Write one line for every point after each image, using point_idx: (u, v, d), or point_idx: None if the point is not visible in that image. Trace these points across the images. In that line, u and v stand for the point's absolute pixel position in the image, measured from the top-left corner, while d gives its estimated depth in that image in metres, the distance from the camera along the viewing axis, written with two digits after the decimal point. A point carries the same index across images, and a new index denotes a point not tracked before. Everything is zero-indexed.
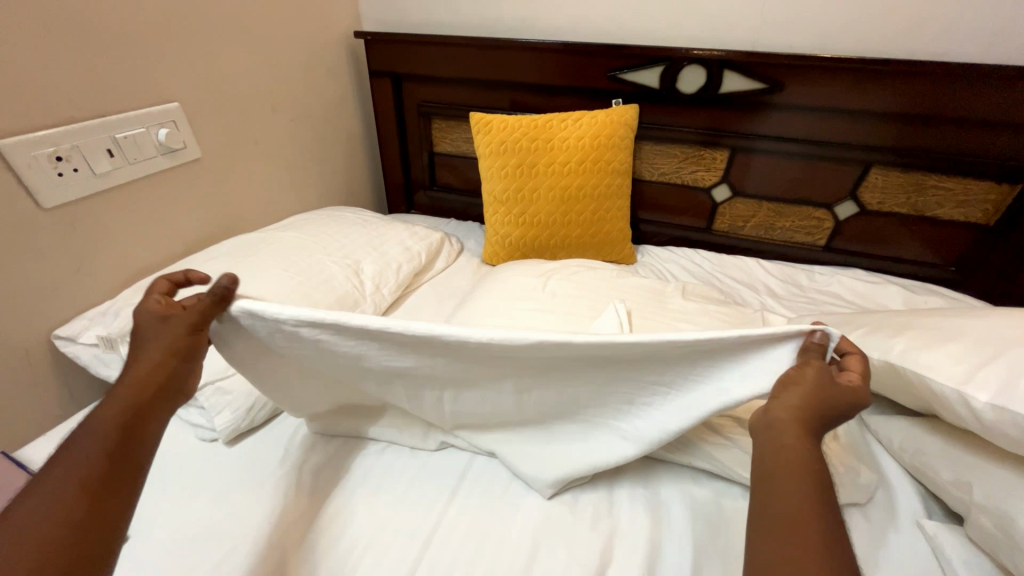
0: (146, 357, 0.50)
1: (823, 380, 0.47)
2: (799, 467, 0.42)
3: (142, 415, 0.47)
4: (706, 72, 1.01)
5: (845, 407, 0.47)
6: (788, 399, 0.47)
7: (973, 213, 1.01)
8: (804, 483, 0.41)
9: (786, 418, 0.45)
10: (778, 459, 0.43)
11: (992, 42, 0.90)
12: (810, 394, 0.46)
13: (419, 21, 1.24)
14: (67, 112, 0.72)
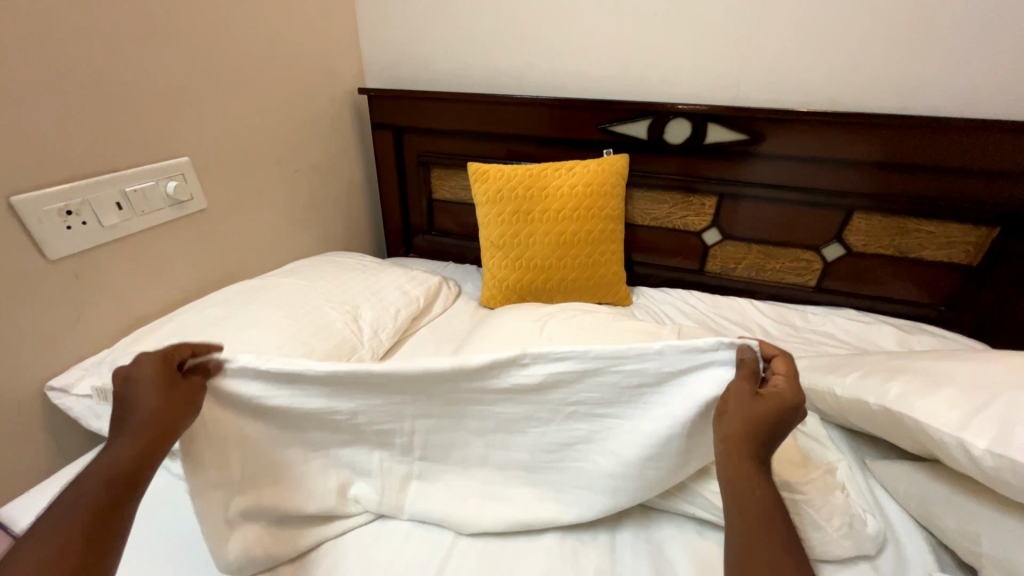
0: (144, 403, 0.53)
1: (753, 403, 0.52)
2: (753, 503, 0.47)
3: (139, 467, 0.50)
4: (690, 125, 1.07)
5: (780, 423, 0.51)
6: (725, 430, 0.52)
7: (956, 254, 1.04)
8: (762, 513, 0.46)
9: (731, 452, 0.50)
10: (739, 497, 0.48)
11: (953, 98, 0.97)
12: (746, 420, 0.51)
13: (420, 79, 1.32)
14: (80, 170, 0.75)
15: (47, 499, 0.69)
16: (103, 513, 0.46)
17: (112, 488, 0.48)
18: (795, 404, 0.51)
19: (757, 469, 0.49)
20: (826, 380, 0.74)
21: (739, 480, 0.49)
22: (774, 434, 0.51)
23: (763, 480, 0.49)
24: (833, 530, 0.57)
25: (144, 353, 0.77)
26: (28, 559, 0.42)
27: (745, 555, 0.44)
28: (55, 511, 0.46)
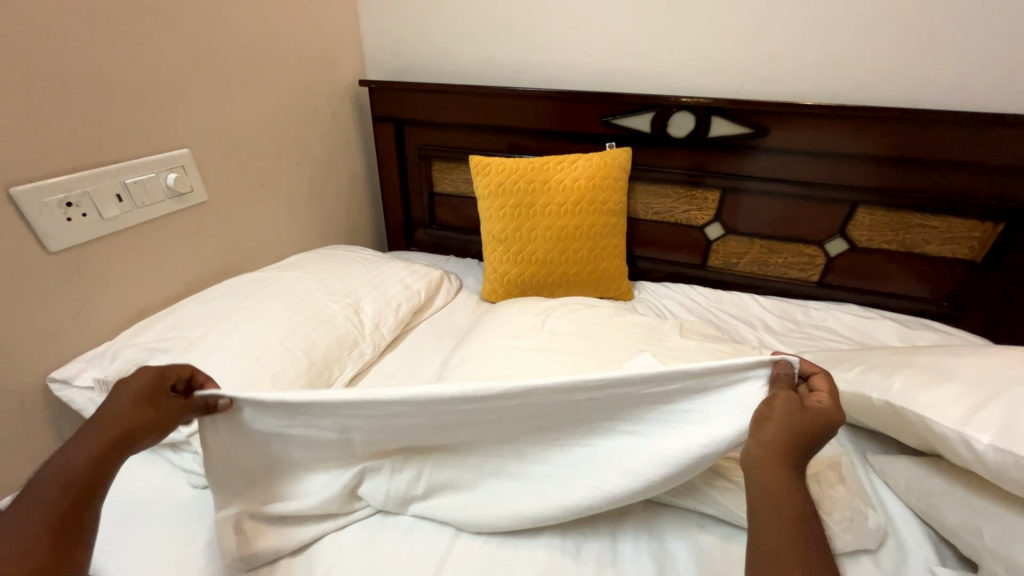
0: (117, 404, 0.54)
1: (796, 412, 0.50)
2: (783, 501, 0.45)
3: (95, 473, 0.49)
4: (694, 118, 1.06)
5: (818, 439, 0.50)
6: (761, 433, 0.50)
7: (960, 250, 1.03)
8: (792, 511, 0.44)
9: (770, 456, 0.48)
10: (768, 496, 0.45)
11: (959, 92, 0.96)
12: (789, 428, 0.49)
13: (421, 70, 1.31)
14: (79, 161, 0.74)
15: None
16: (63, 517, 0.45)
17: (70, 491, 0.47)
18: (836, 421, 0.50)
19: (795, 476, 0.46)
20: (828, 375, 0.74)
21: (771, 479, 0.46)
22: (812, 447, 0.49)
23: (795, 483, 0.46)
24: (833, 525, 0.57)
25: (145, 345, 0.77)
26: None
27: (771, 552, 0.41)
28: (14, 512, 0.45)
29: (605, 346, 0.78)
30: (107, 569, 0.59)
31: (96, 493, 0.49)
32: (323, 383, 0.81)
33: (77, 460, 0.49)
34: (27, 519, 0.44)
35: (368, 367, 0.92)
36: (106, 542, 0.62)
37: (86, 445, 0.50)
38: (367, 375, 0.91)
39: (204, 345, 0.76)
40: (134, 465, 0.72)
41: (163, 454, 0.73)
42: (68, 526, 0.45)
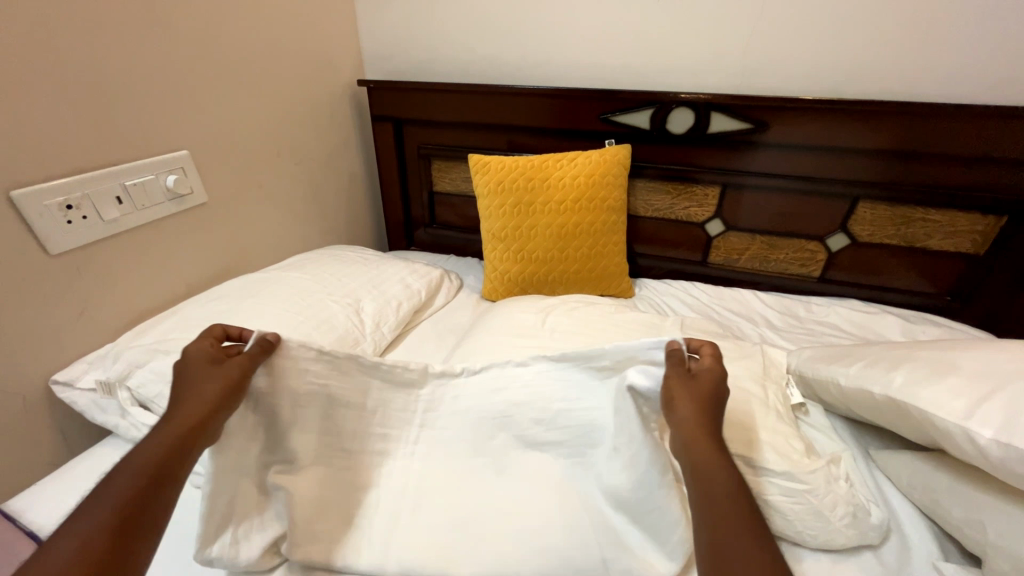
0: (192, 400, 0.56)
1: (693, 388, 0.57)
2: (721, 490, 0.49)
3: (182, 450, 0.52)
4: (693, 114, 1.05)
5: (719, 398, 0.58)
6: (683, 419, 0.55)
7: (963, 244, 1.03)
8: (733, 496, 0.49)
9: (693, 435, 0.53)
10: (707, 486, 0.50)
11: (960, 85, 0.95)
12: (694, 404, 0.56)
13: (419, 69, 1.31)
14: (77, 163, 0.75)
15: (52, 492, 0.69)
16: (150, 489, 0.48)
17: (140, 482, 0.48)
18: (721, 379, 0.59)
19: (716, 451, 0.52)
20: (829, 371, 0.74)
21: (711, 469, 0.51)
22: (718, 408, 0.57)
23: (729, 468, 0.51)
24: (835, 520, 0.57)
25: (146, 346, 0.76)
26: (58, 554, 0.42)
27: (718, 536, 0.46)
28: (87, 506, 0.46)
29: (605, 344, 0.78)
30: None
31: (166, 487, 0.49)
32: None
33: (168, 436, 0.52)
34: (120, 488, 0.47)
35: None
36: None
37: (178, 422, 0.54)
38: None
39: None
40: None
41: None
42: (154, 499, 0.48)
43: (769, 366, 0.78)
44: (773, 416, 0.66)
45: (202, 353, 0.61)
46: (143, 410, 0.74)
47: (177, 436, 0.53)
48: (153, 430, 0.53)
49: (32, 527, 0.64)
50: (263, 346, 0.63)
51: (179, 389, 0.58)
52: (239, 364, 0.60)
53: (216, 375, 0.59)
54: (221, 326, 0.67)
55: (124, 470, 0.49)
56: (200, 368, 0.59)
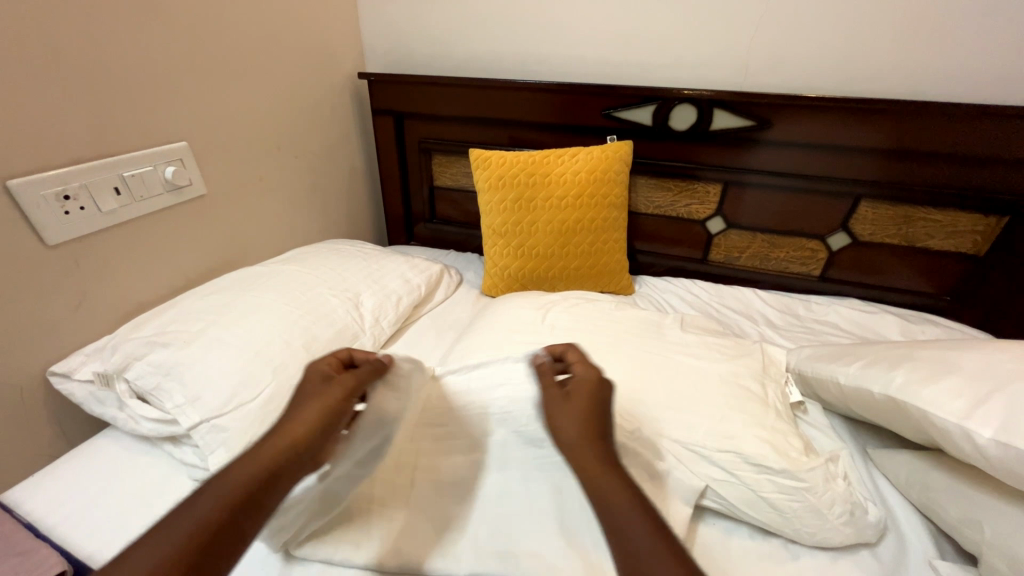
0: (309, 413, 0.56)
1: (570, 403, 0.56)
2: (615, 501, 0.46)
3: (287, 463, 0.51)
4: (696, 111, 1.05)
5: (599, 400, 0.57)
6: (566, 440, 0.53)
7: (963, 244, 1.03)
8: (631, 504, 0.45)
9: (574, 445, 0.52)
10: (603, 502, 0.46)
11: (964, 85, 0.95)
12: (572, 415, 0.55)
13: (421, 63, 1.30)
14: (75, 153, 0.74)
15: (49, 484, 0.69)
16: (247, 501, 0.46)
17: (239, 490, 0.46)
18: (596, 380, 0.59)
19: (602, 459, 0.50)
20: (829, 369, 0.74)
21: (601, 481, 0.48)
22: (599, 409, 0.56)
23: (618, 476, 0.48)
24: (834, 518, 0.57)
25: (145, 338, 0.76)
26: (146, 554, 0.40)
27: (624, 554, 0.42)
28: (188, 505, 0.45)
29: (605, 341, 0.78)
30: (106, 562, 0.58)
31: (264, 501, 0.47)
32: None
33: (276, 448, 0.51)
34: (216, 493, 0.45)
35: None
36: (106, 536, 0.62)
37: (287, 435, 0.53)
38: None
39: (206, 338, 0.76)
40: (136, 458, 0.73)
41: (164, 449, 0.73)
42: (247, 513, 0.46)
43: (768, 364, 0.78)
44: (772, 414, 0.66)
45: (321, 370, 0.63)
46: (141, 402, 0.73)
47: (283, 448, 0.51)
48: (263, 438, 0.53)
49: (31, 518, 0.64)
50: (373, 369, 0.64)
51: (298, 399, 0.59)
52: (345, 387, 0.60)
53: (330, 393, 0.59)
54: (345, 350, 0.68)
55: (222, 475, 0.47)
56: (314, 386, 0.60)
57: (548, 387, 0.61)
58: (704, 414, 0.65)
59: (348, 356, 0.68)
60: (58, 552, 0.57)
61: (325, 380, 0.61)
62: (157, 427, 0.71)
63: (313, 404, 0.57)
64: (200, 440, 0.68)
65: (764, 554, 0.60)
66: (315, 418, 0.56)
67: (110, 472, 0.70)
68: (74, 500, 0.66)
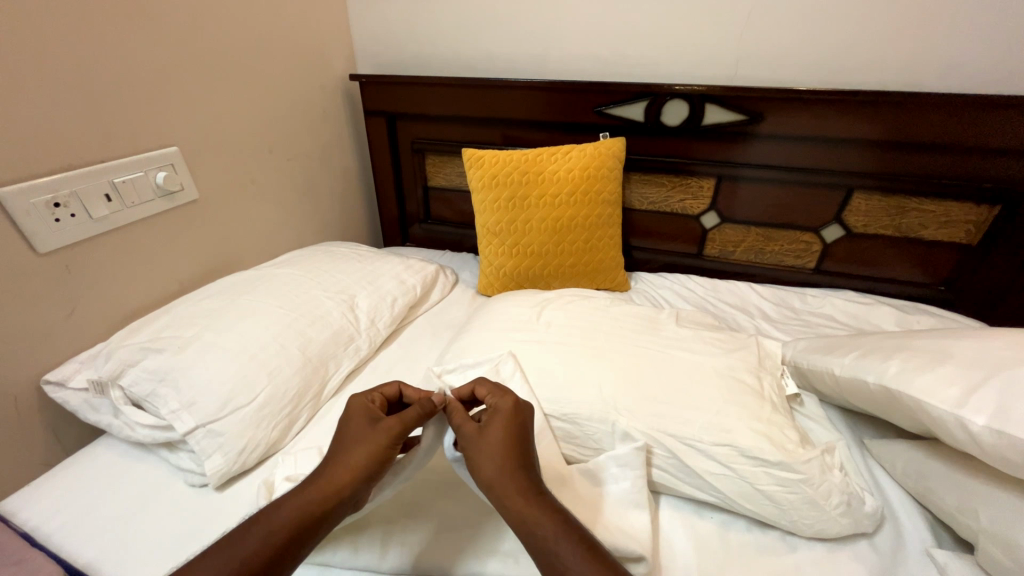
0: (353, 456, 0.55)
1: (484, 441, 0.56)
2: (544, 536, 0.48)
3: (324, 514, 0.51)
4: (688, 106, 1.05)
5: (519, 435, 0.57)
6: (487, 479, 0.53)
7: (957, 233, 1.03)
8: (557, 534, 0.48)
9: (503, 485, 0.52)
10: (535, 538, 0.48)
11: (954, 75, 0.95)
12: (496, 453, 0.54)
13: (412, 63, 1.30)
14: (64, 160, 0.73)
15: (45, 492, 0.68)
16: (277, 554, 0.47)
17: (273, 540, 0.48)
18: (510, 412, 0.59)
19: (533, 500, 0.51)
20: (824, 361, 0.74)
21: (527, 516, 0.50)
22: (522, 444, 0.56)
23: (543, 506, 0.50)
24: (831, 509, 0.57)
25: (139, 345, 0.75)
26: None
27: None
28: (223, 546, 0.47)
29: (602, 338, 0.78)
30: (103, 569, 0.58)
31: (296, 551, 0.48)
32: (319, 380, 0.82)
33: (313, 495, 0.52)
34: (248, 542, 0.47)
35: (364, 362, 0.93)
36: (103, 543, 0.61)
37: (331, 478, 0.53)
38: (363, 371, 0.91)
39: (200, 343, 0.76)
40: (133, 465, 0.72)
41: (160, 454, 0.73)
42: (278, 565, 0.47)
43: (764, 357, 0.78)
44: (768, 407, 0.66)
45: (368, 408, 0.61)
46: (136, 408, 0.73)
47: (321, 495, 0.52)
48: (303, 482, 0.53)
49: (27, 527, 0.64)
50: (423, 411, 0.60)
51: (343, 436, 0.58)
52: (389, 432, 0.57)
53: (372, 436, 0.57)
54: (397, 384, 0.66)
55: (255, 523, 0.49)
56: (360, 424, 0.59)
57: (458, 425, 0.59)
58: (700, 407, 0.65)
59: (397, 392, 0.66)
60: (54, 560, 0.57)
61: (372, 420, 0.59)
62: (152, 433, 0.71)
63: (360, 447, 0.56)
64: (196, 445, 0.68)
65: (761, 547, 0.60)
66: (359, 464, 0.55)
67: (106, 480, 0.70)
68: (70, 508, 0.66)
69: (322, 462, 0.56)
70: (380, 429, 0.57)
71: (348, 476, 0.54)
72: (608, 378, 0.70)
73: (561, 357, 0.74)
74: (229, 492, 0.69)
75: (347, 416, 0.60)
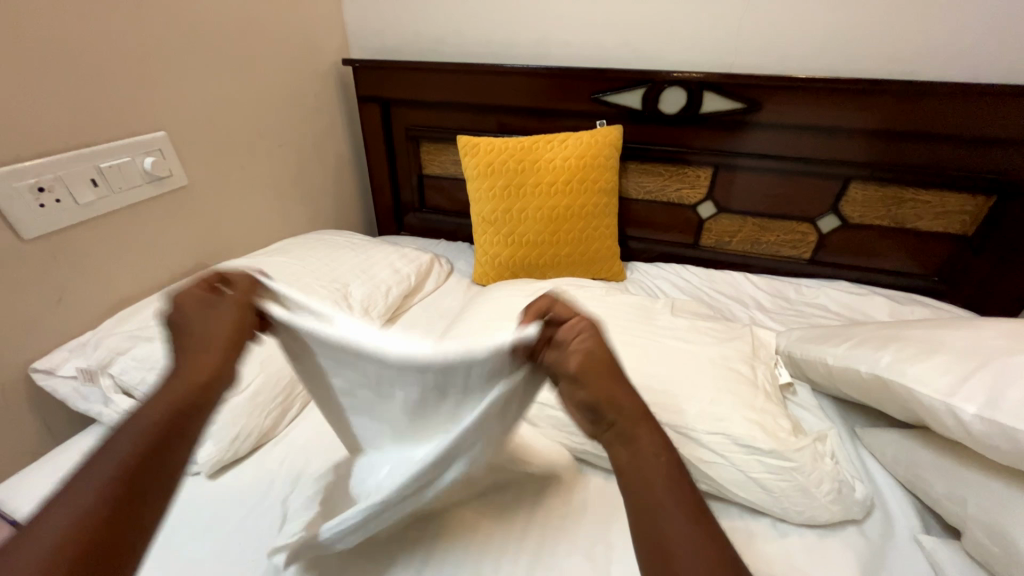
0: (201, 357, 0.47)
1: (591, 363, 0.48)
2: (650, 459, 0.44)
3: (179, 414, 0.43)
4: (686, 93, 1.03)
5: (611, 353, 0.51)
6: (601, 398, 0.47)
7: (951, 224, 1.03)
8: (668, 475, 0.43)
9: (624, 400, 0.48)
10: (638, 454, 0.45)
11: (950, 65, 0.95)
12: (604, 380, 0.48)
13: (406, 49, 1.27)
14: (45, 143, 0.71)
15: (34, 482, 0.68)
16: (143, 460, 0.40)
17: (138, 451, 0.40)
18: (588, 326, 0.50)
19: (647, 423, 0.47)
20: (817, 351, 0.74)
21: (649, 449, 0.45)
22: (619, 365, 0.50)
23: (653, 427, 0.47)
24: (822, 495, 0.58)
25: (129, 333, 0.75)
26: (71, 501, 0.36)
27: (651, 511, 0.41)
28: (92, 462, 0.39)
29: None
30: None
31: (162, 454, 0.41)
32: None
33: (157, 407, 0.43)
34: (108, 468, 0.39)
35: None
36: None
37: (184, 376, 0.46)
38: None
39: None
40: None
41: None
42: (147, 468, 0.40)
43: (758, 347, 0.78)
44: (762, 396, 0.66)
45: (249, 292, 0.52)
46: (127, 397, 0.72)
47: (165, 414, 0.43)
48: (146, 399, 0.44)
49: (16, 515, 0.63)
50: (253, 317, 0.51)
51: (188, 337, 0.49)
52: (236, 337, 0.49)
53: (220, 334, 0.49)
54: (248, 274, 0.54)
55: (113, 448, 0.40)
56: (223, 319, 0.50)
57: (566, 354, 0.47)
58: (694, 396, 0.65)
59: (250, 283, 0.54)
60: None
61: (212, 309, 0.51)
62: None
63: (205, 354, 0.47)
64: None
65: (750, 533, 0.60)
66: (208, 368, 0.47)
67: None
68: None
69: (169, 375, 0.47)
70: (236, 326, 0.50)
71: (200, 385, 0.46)
72: None
73: None
74: (221, 480, 0.69)
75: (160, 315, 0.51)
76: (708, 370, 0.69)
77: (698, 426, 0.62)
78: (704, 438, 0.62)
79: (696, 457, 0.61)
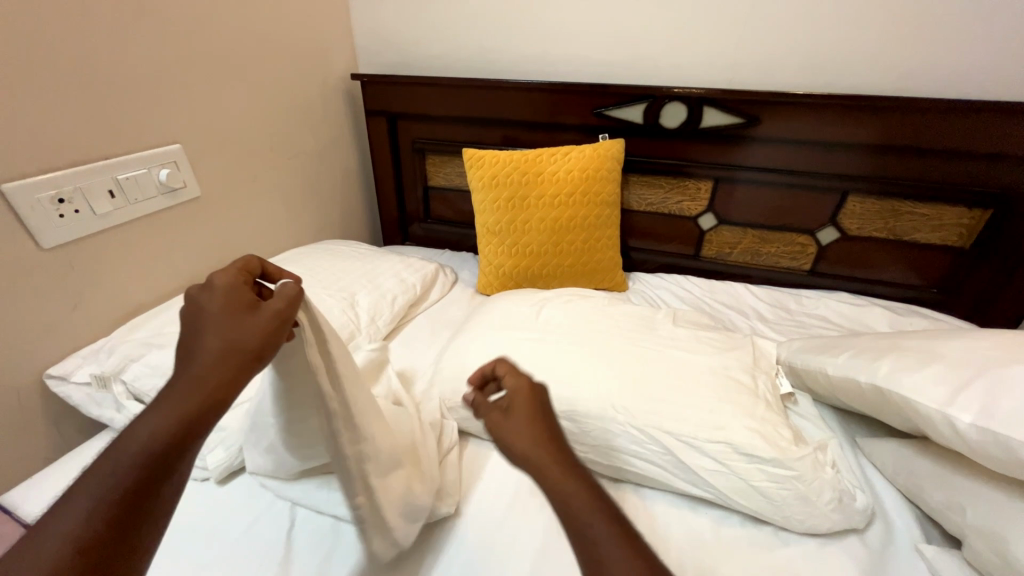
0: (212, 346, 0.47)
1: (508, 418, 0.52)
2: (577, 509, 0.41)
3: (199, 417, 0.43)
4: (685, 108, 1.06)
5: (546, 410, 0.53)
6: (518, 449, 0.49)
7: (949, 236, 1.04)
8: (599, 514, 0.41)
9: (536, 454, 0.47)
10: (566, 506, 0.42)
11: (943, 82, 0.97)
12: (521, 432, 0.50)
13: (413, 64, 1.31)
14: (66, 156, 0.74)
15: (47, 486, 0.69)
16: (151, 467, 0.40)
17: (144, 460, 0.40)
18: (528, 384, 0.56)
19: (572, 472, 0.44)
20: (817, 361, 0.75)
21: (574, 496, 0.42)
22: (548, 416, 0.52)
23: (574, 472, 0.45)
24: (821, 504, 0.59)
25: (142, 341, 0.77)
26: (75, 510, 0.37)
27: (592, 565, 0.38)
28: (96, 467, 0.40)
29: (600, 338, 0.79)
30: None
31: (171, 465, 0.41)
32: None
33: (173, 412, 0.42)
34: (108, 478, 0.39)
35: None
36: None
37: (203, 374, 0.45)
38: None
39: None
40: None
41: None
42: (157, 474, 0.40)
43: (759, 357, 0.79)
44: (762, 405, 0.67)
45: (287, 306, 0.53)
46: (138, 403, 0.73)
47: (177, 421, 0.42)
48: (168, 394, 0.44)
49: (29, 520, 0.64)
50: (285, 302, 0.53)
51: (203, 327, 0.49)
52: (258, 326, 0.50)
53: (248, 325, 0.49)
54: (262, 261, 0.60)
55: (118, 452, 0.40)
56: (254, 327, 0.50)
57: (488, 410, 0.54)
58: (695, 405, 0.66)
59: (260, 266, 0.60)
60: None
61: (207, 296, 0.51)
62: None
63: (217, 343, 0.47)
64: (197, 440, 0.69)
65: (752, 541, 0.61)
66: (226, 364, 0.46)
67: None
68: None
69: (172, 380, 0.45)
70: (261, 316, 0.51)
71: (214, 399, 0.44)
72: (607, 377, 0.71)
73: (561, 357, 0.75)
74: (230, 486, 0.70)
75: (193, 305, 0.51)
76: (709, 379, 0.70)
77: (699, 434, 0.63)
78: (705, 445, 0.63)
79: (697, 465, 0.62)
